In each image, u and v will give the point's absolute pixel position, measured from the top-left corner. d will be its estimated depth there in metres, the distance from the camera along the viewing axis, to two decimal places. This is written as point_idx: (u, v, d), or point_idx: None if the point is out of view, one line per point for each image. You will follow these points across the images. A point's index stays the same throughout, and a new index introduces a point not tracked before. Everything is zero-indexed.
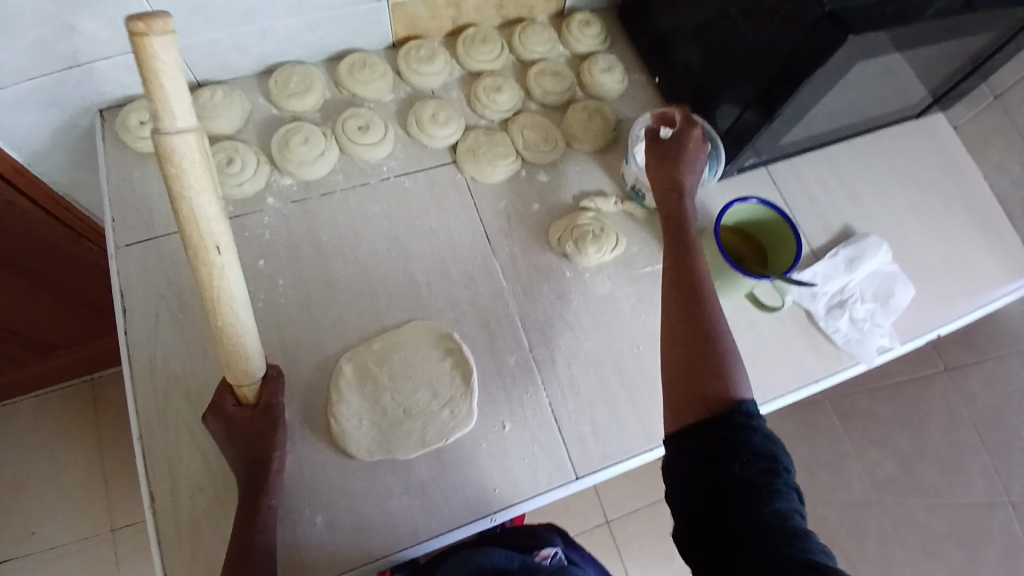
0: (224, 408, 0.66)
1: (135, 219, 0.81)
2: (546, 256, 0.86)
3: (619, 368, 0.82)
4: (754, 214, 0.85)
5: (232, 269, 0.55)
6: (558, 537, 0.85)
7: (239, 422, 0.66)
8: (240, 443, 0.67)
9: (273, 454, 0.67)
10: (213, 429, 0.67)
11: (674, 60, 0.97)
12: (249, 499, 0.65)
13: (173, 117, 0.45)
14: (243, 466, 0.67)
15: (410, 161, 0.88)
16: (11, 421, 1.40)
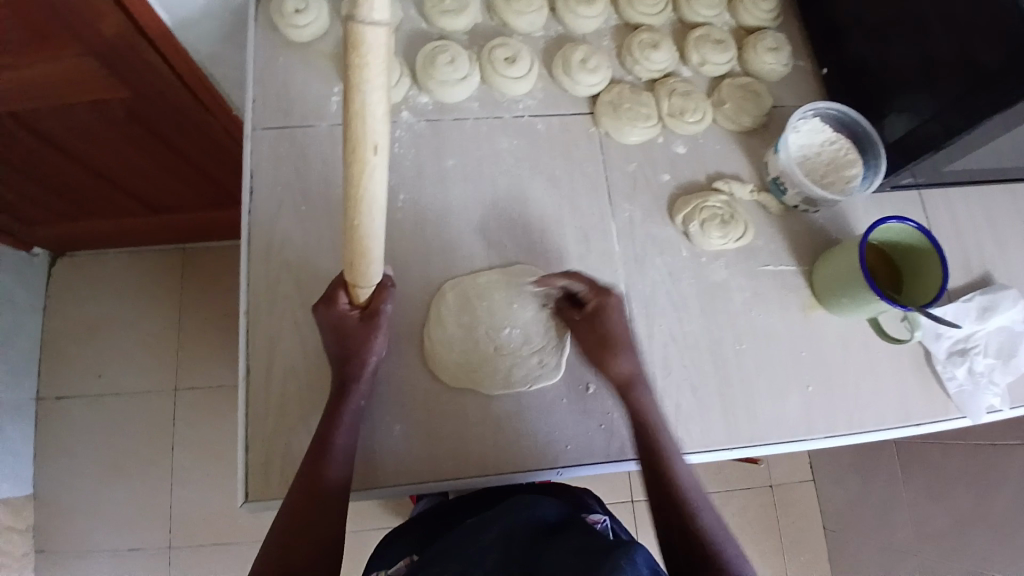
0: (336, 305, 0.68)
1: (273, 103, 0.82)
2: (666, 230, 0.82)
3: (715, 359, 0.79)
4: (901, 237, 0.80)
5: (379, 173, 0.53)
6: (602, 506, 0.87)
7: (346, 326, 0.69)
8: (343, 342, 0.70)
9: (368, 358, 0.70)
10: (321, 322, 0.70)
11: (849, 53, 0.89)
12: (337, 400, 0.69)
13: (372, 6, 0.42)
14: (338, 368, 0.71)
15: (548, 103, 0.85)
16: (104, 270, 1.55)
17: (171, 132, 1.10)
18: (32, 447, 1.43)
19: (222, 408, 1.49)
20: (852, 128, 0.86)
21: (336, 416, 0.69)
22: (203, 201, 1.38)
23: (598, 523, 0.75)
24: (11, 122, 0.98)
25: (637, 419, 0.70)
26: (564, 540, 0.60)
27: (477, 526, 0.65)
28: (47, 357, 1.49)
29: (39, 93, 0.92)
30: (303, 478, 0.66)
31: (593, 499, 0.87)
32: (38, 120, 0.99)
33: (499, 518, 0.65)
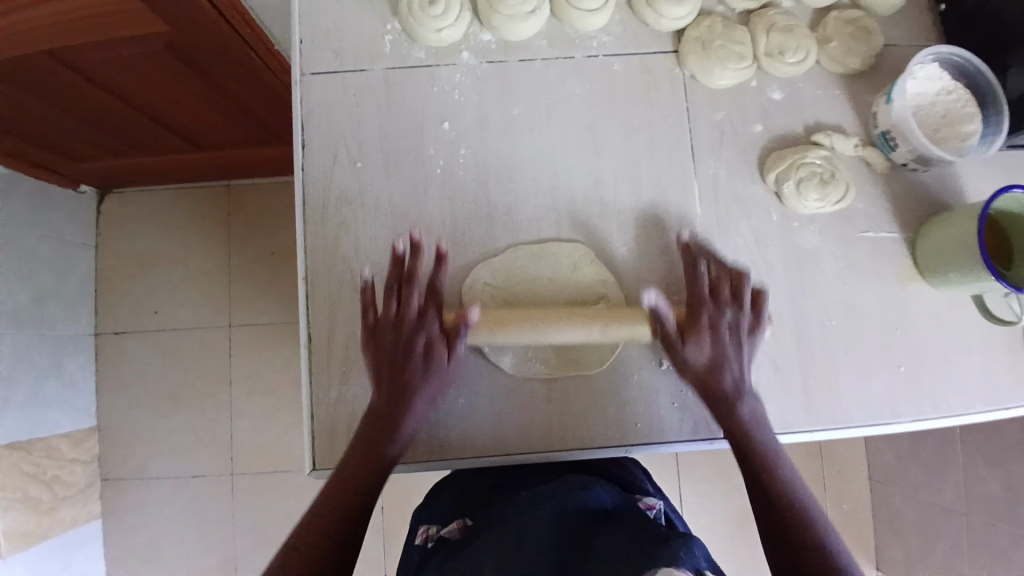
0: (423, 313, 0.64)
1: (322, 44, 0.74)
2: (754, 189, 0.74)
3: (802, 337, 0.73)
4: None
5: None
6: (648, 484, 0.84)
7: (422, 328, 0.64)
8: (393, 343, 0.64)
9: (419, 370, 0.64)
10: (388, 317, 0.64)
11: None
12: (384, 423, 0.63)
13: None
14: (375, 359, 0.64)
15: (625, 40, 0.75)
16: (151, 204, 1.53)
17: (213, 71, 1.03)
18: (92, 382, 1.49)
19: (270, 347, 1.51)
20: (970, 79, 0.72)
21: (387, 429, 0.63)
22: (246, 139, 1.33)
23: (653, 508, 0.75)
24: (49, 62, 0.94)
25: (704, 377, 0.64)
26: (610, 526, 0.59)
27: (526, 506, 0.65)
28: (102, 292, 1.51)
29: (73, 29, 0.87)
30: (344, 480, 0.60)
31: (641, 471, 0.86)
32: (75, 58, 0.94)
33: (551, 497, 0.65)
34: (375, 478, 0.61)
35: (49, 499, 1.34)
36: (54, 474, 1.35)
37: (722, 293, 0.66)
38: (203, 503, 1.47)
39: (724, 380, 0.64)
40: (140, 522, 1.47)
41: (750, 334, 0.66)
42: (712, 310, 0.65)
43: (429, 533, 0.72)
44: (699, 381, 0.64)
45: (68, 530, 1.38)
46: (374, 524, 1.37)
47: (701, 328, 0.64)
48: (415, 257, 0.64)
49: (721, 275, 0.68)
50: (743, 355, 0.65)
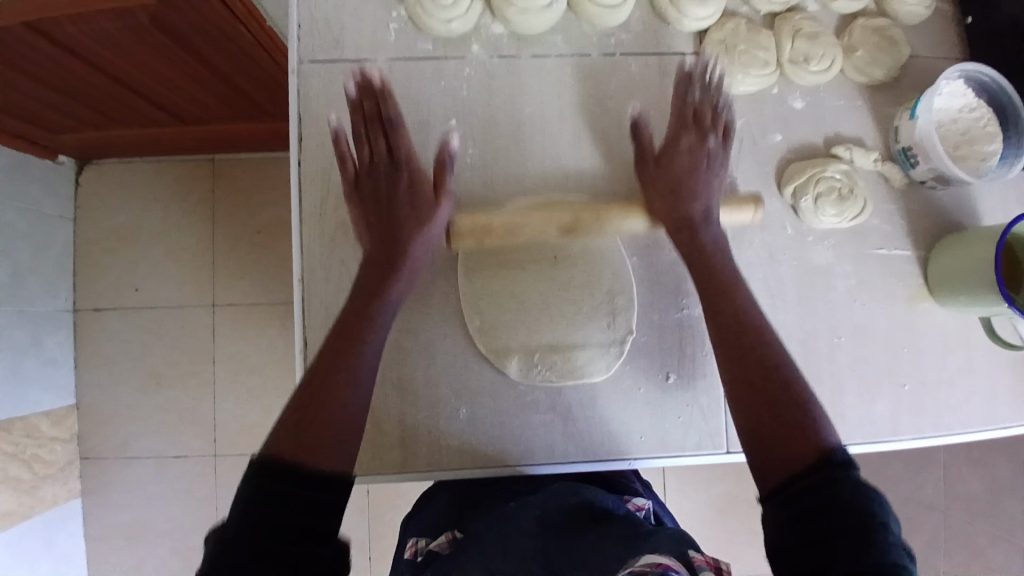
0: (395, 167, 0.65)
1: (323, 30, 0.70)
2: (770, 203, 0.72)
3: (810, 355, 0.72)
4: None
5: None
6: (639, 482, 0.83)
7: (398, 173, 0.65)
8: (374, 196, 0.65)
9: (406, 203, 0.64)
10: (366, 165, 0.65)
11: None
12: (381, 266, 0.63)
13: None
14: (371, 183, 0.65)
15: (644, 39, 0.72)
16: (132, 176, 1.46)
17: (201, 47, 0.96)
18: (72, 358, 1.44)
19: (255, 329, 1.46)
20: (994, 97, 0.70)
21: (354, 336, 0.59)
22: (232, 114, 1.25)
23: (642, 510, 0.73)
24: (30, 34, 0.86)
25: (681, 229, 0.65)
26: (596, 531, 0.58)
27: (512, 512, 0.63)
28: (81, 266, 1.45)
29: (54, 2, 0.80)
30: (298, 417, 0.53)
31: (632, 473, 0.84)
32: (55, 29, 0.87)
33: (537, 502, 0.64)
34: (356, 321, 0.60)
35: (29, 478, 1.31)
36: (34, 452, 1.32)
37: (702, 120, 0.68)
38: (186, 483, 1.44)
39: (693, 208, 0.65)
40: (122, 501, 1.44)
41: (723, 147, 0.68)
42: (689, 141, 0.67)
43: (418, 546, 0.70)
44: (666, 215, 0.65)
45: (49, 509, 1.35)
46: (357, 505, 1.26)
47: (677, 151, 0.66)
48: (381, 95, 0.65)
49: (704, 105, 0.68)
50: (717, 185, 0.66)
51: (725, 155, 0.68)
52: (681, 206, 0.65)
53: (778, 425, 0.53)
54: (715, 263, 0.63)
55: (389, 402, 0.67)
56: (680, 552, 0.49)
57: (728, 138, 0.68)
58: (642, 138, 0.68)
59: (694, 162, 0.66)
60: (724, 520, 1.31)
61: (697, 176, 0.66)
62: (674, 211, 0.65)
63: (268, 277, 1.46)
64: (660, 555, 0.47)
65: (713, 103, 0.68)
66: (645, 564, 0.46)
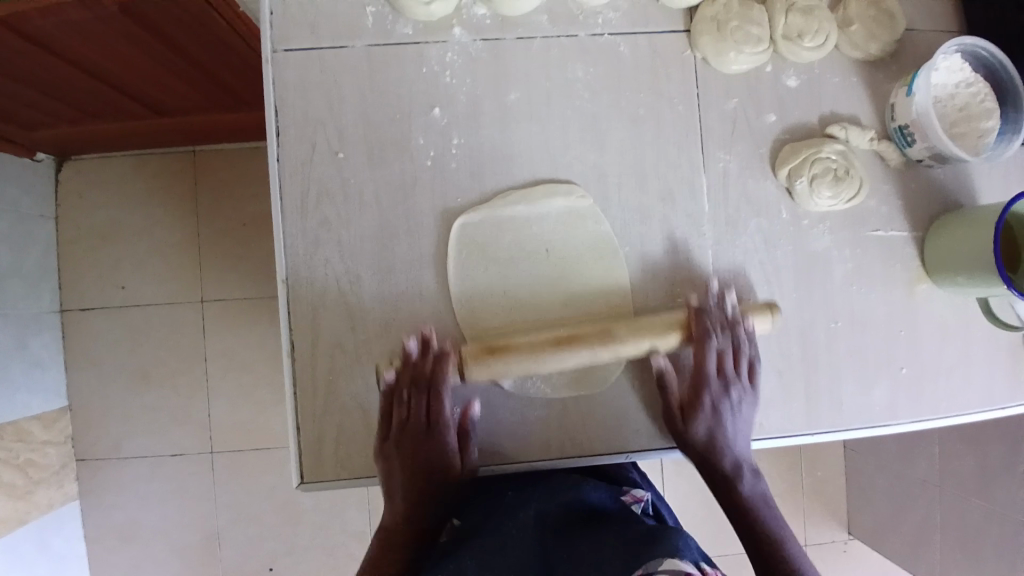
0: (410, 395, 0.63)
1: (298, 15, 0.66)
2: (765, 186, 0.70)
3: (808, 340, 0.70)
4: None
5: None
6: (637, 471, 0.81)
7: (430, 436, 0.64)
8: (390, 443, 0.64)
9: (429, 423, 0.64)
10: (382, 418, 0.64)
11: None
12: (405, 528, 0.65)
13: None
14: (382, 437, 0.64)
15: (634, 17, 0.69)
16: (113, 172, 1.42)
17: (175, 35, 0.92)
18: (60, 361, 1.41)
19: (245, 324, 1.44)
20: (991, 73, 0.69)
21: (383, 565, 0.64)
22: (212, 104, 1.22)
23: (639, 502, 0.68)
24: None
25: (698, 453, 0.66)
26: (599, 529, 0.58)
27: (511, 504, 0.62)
28: (65, 266, 1.41)
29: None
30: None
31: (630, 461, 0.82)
32: (25, 22, 0.82)
33: (535, 496, 0.63)
34: (394, 552, 0.64)
35: (24, 483, 1.28)
36: (27, 457, 1.29)
37: (725, 368, 0.66)
38: (182, 483, 1.42)
39: (721, 464, 0.66)
40: (119, 502, 1.42)
41: (749, 389, 0.66)
42: (708, 372, 0.65)
43: None
44: (697, 454, 0.66)
45: (45, 513, 1.33)
46: None
47: (701, 407, 0.65)
48: (428, 359, 0.63)
49: (723, 350, 0.65)
50: (738, 421, 0.66)
51: (754, 399, 0.67)
52: (711, 438, 0.65)
53: (779, 565, 0.63)
54: (732, 484, 0.66)
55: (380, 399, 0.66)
56: (694, 557, 0.51)
57: (755, 379, 0.66)
58: (669, 391, 0.65)
59: (715, 389, 0.65)
60: None
61: (718, 378, 0.65)
62: (708, 455, 0.65)
63: (257, 271, 1.43)
64: (682, 561, 0.48)
65: (735, 343, 0.66)
66: (668, 571, 0.46)
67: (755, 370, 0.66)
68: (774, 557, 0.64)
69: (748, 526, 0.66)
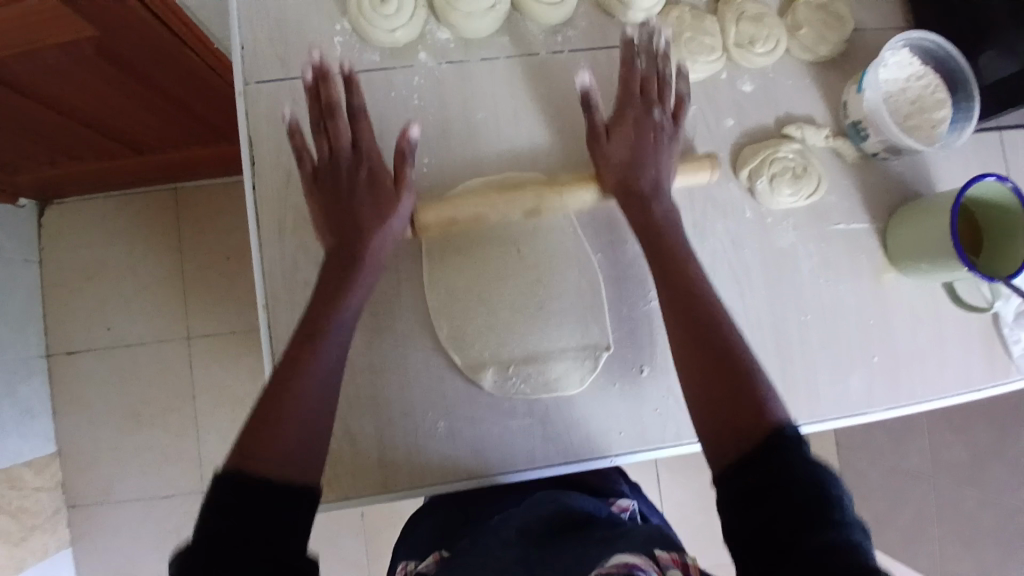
0: (343, 140, 0.64)
1: (268, 49, 0.69)
2: (729, 187, 0.73)
3: (782, 335, 0.72)
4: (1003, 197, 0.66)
5: None
6: (625, 479, 0.83)
7: (357, 159, 0.64)
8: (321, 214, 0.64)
9: (357, 188, 0.64)
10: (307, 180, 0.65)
11: None
12: (336, 266, 0.62)
13: None
14: (317, 176, 0.64)
15: (592, 34, 0.72)
16: (95, 212, 1.42)
17: (150, 75, 0.94)
18: (48, 405, 1.39)
19: (233, 356, 1.43)
20: (940, 65, 0.72)
21: (326, 316, 0.59)
22: (190, 139, 1.23)
23: (626, 510, 0.72)
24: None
25: (631, 195, 0.65)
26: (580, 536, 0.57)
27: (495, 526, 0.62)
28: (50, 309, 1.41)
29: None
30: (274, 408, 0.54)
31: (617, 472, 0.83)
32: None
33: (519, 514, 0.63)
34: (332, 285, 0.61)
35: (17, 530, 1.27)
36: (18, 503, 1.28)
37: (650, 93, 0.68)
38: (177, 521, 1.40)
39: (639, 180, 0.66)
40: (113, 545, 1.40)
41: (671, 120, 0.68)
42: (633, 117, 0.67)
43: (408, 568, 0.66)
44: (620, 182, 0.66)
45: (40, 559, 1.31)
46: (354, 526, 1.24)
47: (625, 123, 0.67)
48: (328, 84, 0.64)
49: (649, 76, 0.68)
50: (665, 156, 0.67)
51: (675, 133, 0.68)
52: (632, 160, 0.66)
53: (726, 393, 0.53)
54: (663, 232, 0.64)
55: (365, 419, 0.66)
56: (653, 548, 0.51)
57: (679, 110, 0.68)
58: (591, 108, 0.67)
59: (643, 109, 0.67)
60: None
61: (642, 130, 0.67)
62: (627, 181, 0.65)
63: (243, 302, 1.43)
64: (629, 554, 0.48)
65: (660, 70, 0.68)
66: (613, 564, 0.47)
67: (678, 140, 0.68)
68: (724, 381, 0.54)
69: (691, 347, 0.57)
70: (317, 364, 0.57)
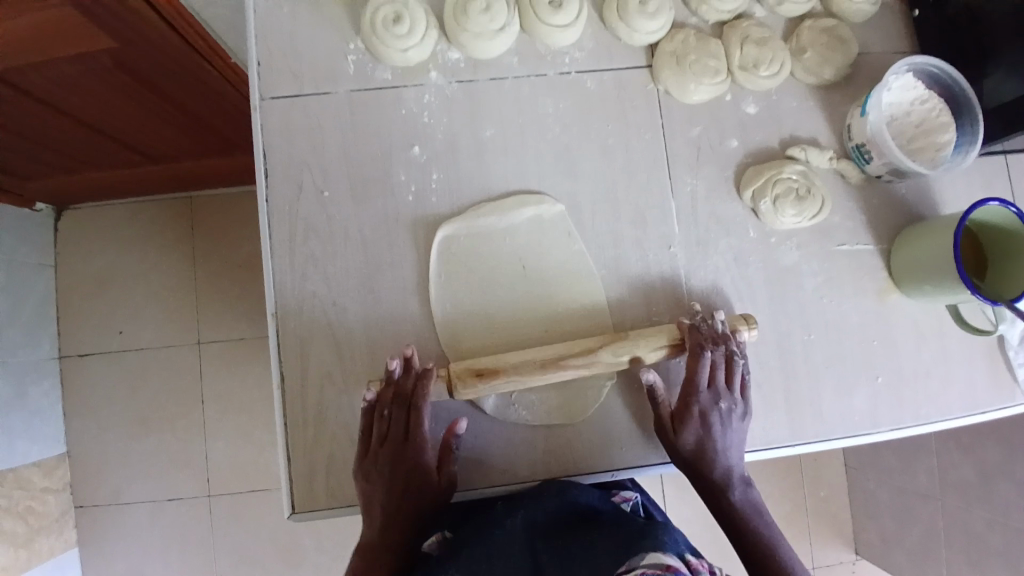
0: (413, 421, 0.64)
1: (283, 66, 0.71)
2: (732, 207, 0.73)
3: (784, 354, 0.73)
4: (1008, 224, 0.66)
5: None
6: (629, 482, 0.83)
7: (415, 449, 0.64)
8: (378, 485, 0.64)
9: (420, 465, 0.65)
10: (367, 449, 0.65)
11: None
12: (393, 540, 0.64)
13: None
14: (371, 467, 0.64)
15: (598, 54, 0.74)
16: (111, 219, 1.46)
17: (169, 87, 0.97)
18: (59, 408, 1.42)
19: (241, 363, 1.45)
20: (945, 88, 0.72)
21: (382, 573, 0.63)
22: (206, 150, 1.26)
23: (628, 501, 0.71)
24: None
25: (694, 477, 0.67)
26: (593, 533, 0.57)
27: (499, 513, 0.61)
28: (64, 313, 1.44)
29: (8, 48, 0.80)
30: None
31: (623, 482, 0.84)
32: (20, 77, 0.87)
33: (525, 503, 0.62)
34: (393, 551, 0.63)
35: (25, 531, 1.29)
36: (27, 504, 1.30)
37: (716, 381, 0.66)
38: (182, 526, 1.42)
39: (711, 470, 0.66)
40: (118, 548, 1.41)
41: (739, 402, 0.67)
42: (697, 407, 0.66)
43: (407, 547, 0.67)
44: (685, 462, 0.66)
45: (45, 560, 1.33)
46: None
47: (690, 415, 0.65)
48: (407, 380, 0.64)
49: (717, 363, 0.66)
50: (727, 439, 0.66)
51: (742, 413, 0.67)
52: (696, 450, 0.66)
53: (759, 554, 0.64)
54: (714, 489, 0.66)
55: None
56: (680, 549, 0.52)
57: (745, 392, 0.68)
58: (659, 403, 0.66)
59: (708, 389, 0.66)
60: None
61: (704, 403, 0.66)
62: (698, 463, 0.65)
63: (254, 311, 1.46)
64: (664, 553, 0.49)
65: (728, 354, 0.66)
66: (650, 563, 0.48)
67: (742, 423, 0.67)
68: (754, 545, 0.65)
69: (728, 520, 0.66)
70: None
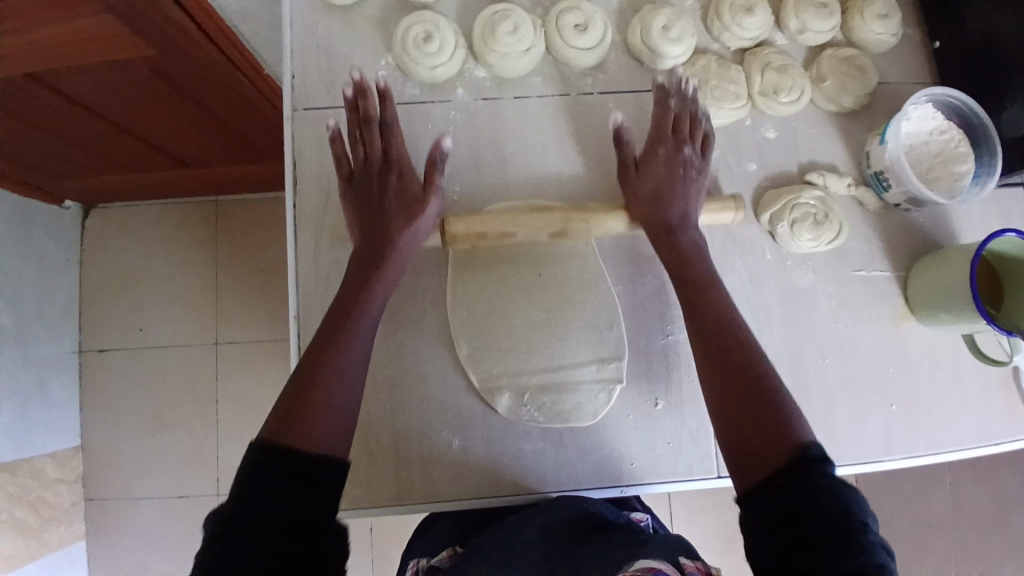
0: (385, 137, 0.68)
1: (315, 79, 0.74)
2: (749, 229, 0.74)
3: (798, 378, 0.73)
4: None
5: None
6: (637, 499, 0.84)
7: (392, 167, 0.67)
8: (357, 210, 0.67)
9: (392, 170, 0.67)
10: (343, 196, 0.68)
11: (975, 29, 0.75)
12: (365, 261, 0.64)
13: None
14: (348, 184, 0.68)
15: (621, 77, 0.76)
16: (137, 219, 1.50)
17: (203, 95, 1.00)
18: (76, 401, 1.45)
19: (256, 365, 1.47)
20: (964, 119, 0.73)
21: (348, 319, 0.60)
22: (233, 156, 1.29)
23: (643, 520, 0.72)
24: (27, 81, 0.90)
25: (660, 231, 0.67)
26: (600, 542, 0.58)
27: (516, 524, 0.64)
28: (86, 310, 1.48)
29: (47, 52, 0.83)
30: (297, 405, 0.53)
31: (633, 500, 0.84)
32: (59, 81, 0.91)
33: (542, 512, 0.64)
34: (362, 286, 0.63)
35: (36, 521, 1.31)
36: (39, 495, 1.32)
37: (680, 128, 0.70)
38: (189, 524, 1.43)
39: (670, 207, 0.68)
40: (125, 543, 1.43)
41: (700, 155, 0.70)
42: (664, 148, 0.69)
43: (420, 564, 0.70)
44: (650, 204, 0.68)
45: (54, 551, 1.35)
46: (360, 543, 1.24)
47: (655, 159, 0.69)
48: (367, 98, 0.68)
49: (682, 114, 0.71)
50: (694, 187, 0.69)
51: (704, 166, 0.70)
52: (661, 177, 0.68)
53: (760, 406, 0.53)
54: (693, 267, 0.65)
55: (382, 432, 0.68)
56: (675, 553, 0.51)
57: (705, 147, 0.71)
58: (622, 142, 0.71)
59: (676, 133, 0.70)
60: (732, 550, 1.29)
61: (673, 151, 0.69)
62: (652, 215, 0.67)
63: (272, 314, 1.48)
64: (654, 560, 0.49)
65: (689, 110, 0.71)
66: (639, 568, 0.48)
67: (704, 186, 0.70)
68: (751, 396, 0.54)
69: (725, 360, 0.57)
70: (333, 363, 0.56)
